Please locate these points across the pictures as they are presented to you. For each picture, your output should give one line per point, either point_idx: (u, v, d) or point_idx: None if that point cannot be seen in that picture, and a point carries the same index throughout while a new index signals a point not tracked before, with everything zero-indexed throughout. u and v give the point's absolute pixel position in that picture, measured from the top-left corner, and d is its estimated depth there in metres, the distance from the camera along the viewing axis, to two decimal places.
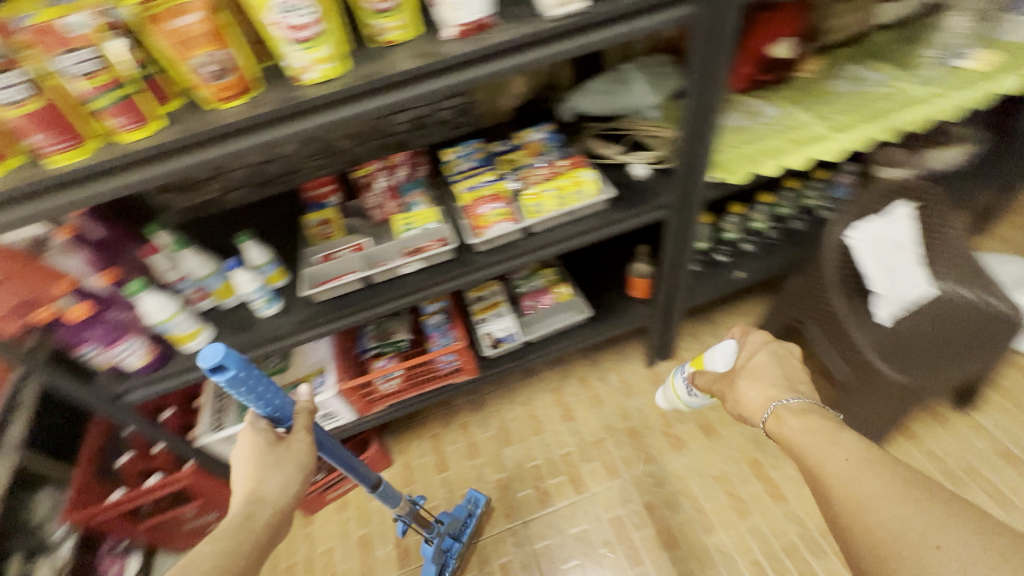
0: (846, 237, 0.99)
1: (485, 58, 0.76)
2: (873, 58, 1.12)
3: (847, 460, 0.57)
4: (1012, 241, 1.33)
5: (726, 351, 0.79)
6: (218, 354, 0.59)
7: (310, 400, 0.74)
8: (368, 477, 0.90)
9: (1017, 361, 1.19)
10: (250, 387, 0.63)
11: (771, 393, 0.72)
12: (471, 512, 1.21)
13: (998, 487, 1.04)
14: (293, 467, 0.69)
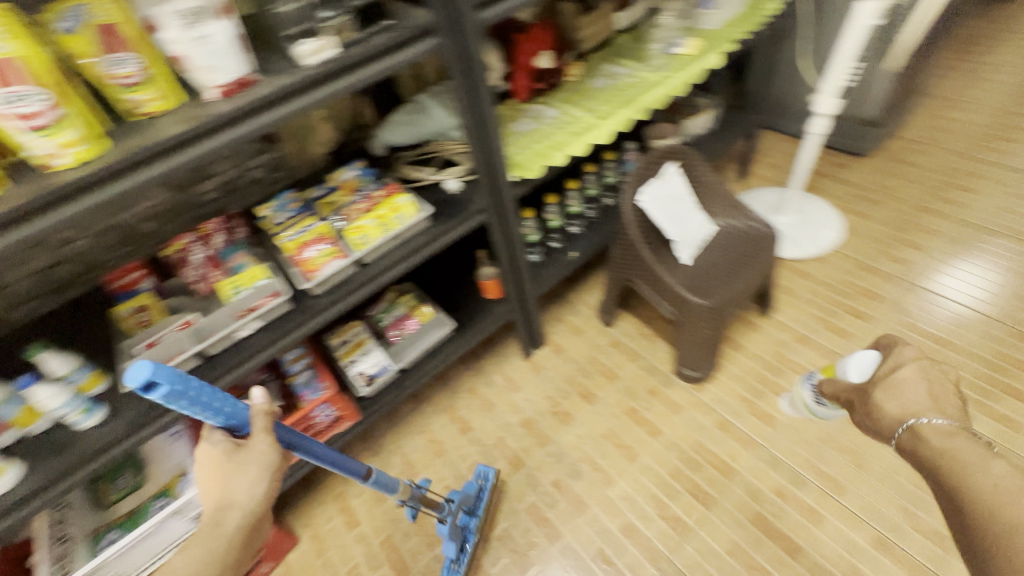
0: (638, 202, 1.21)
1: (260, 112, 0.67)
2: (618, 57, 1.36)
3: (994, 483, 0.59)
4: (756, 179, 1.76)
5: (864, 361, 0.88)
6: (144, 372, 0.48)
7: (268, 404, 0.65)
8: (358, 468, 0.82)
9: (789, 264, 1.55)
10: (194, 402, 0.53)
11: (915, 409, 0.74)
12: (481, 486, 1.17)
13: (804, 365, 1.32)
14: (258, 470, 0.63)
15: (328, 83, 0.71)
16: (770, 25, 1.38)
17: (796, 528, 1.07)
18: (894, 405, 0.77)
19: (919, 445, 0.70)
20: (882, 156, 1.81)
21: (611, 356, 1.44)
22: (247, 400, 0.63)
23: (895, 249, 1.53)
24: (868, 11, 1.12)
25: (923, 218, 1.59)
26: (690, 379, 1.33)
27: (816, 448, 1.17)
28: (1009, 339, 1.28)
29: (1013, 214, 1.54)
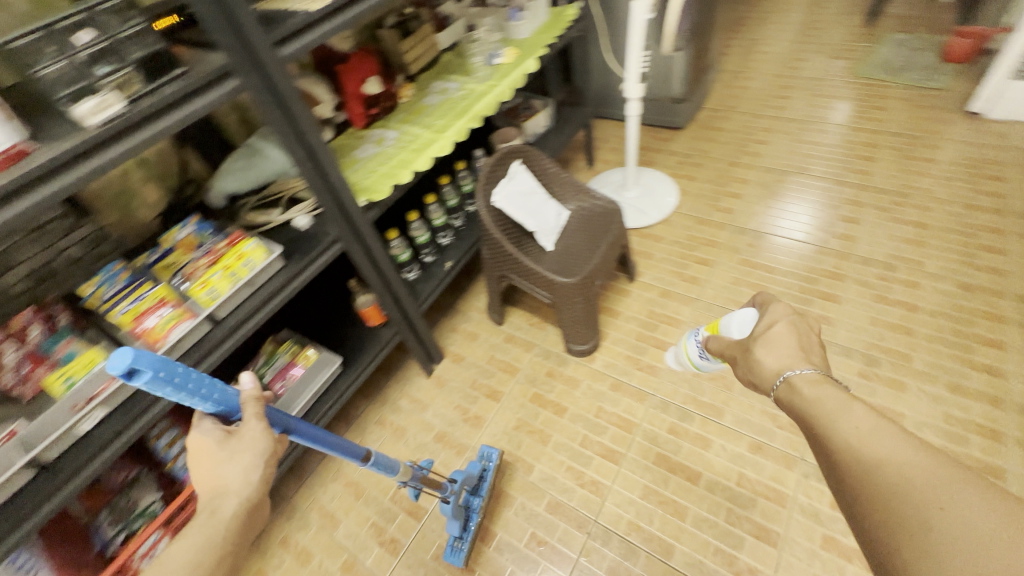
0: (492, 201, 1.29)
1: (43, 180, 0.62)
2: (447, 73, 1.43)
3: (857, 429, 0.53)
4: (601, 164, 1.95)
5: (745, 319, 0.83)
6: (124, 359, 0.47)
7: (259, 390, 0.63)
8: (357, 450, 0.81)
9: (642, 232, 1.74)
10: (182, 388, 0.52)
11: (787, 362, 0.67)
12: (484, 466, 1.20)
13: (671, 315, 1.49)
14: (251, 456, 0.60)
15: (123, 139, 0.67)
16: (574, 29, 1.56)
17: (691, 457, 1.20)
18: (770, 358, 0.69)
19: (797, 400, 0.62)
20: (696, 126, 2.11)
21: (507, 351, 1.50)
22: (238, 386, 0.61)
23: (720, 201, 1.79)
24: (640, 7, 1.30)
25: (736, 171, 1.88)
26: (581, 353, 1.43)
27: (693, 382, 1.33)
28: (813, 254, 1.55)
29: (799, 155, 1.88)
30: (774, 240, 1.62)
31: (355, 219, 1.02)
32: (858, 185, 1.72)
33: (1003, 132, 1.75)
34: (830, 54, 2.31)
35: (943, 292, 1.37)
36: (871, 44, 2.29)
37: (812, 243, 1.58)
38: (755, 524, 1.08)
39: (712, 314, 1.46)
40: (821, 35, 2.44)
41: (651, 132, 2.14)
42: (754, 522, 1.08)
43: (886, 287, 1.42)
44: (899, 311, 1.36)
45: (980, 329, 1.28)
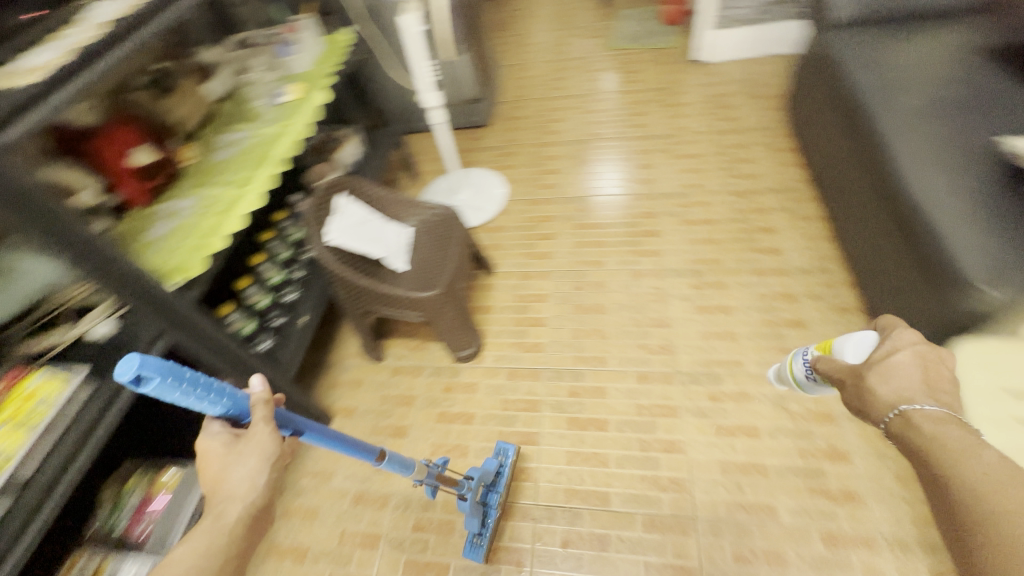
0: (326, 241, 1.24)
1: None
2: (230, 123, 1.32)
3: (986, 476, 0.54)
4: (426, 176, 1.99)
5: (863, 342, 0.76)
6: (132, 365, 0.45)
7: (268, 393, 0.60)
8: (370, 449, 0.81)
9: (486, 227, 1.82)
10: (191, 394, 0.50)
11: (907, 394, 0.66)
12: (502, 462, 1.18)
13: (537, 292, 1.59)
14: (256, 459, 0.58)
15: None
16: (353, 52, 1.55)
17: (596, 409, 1.30)
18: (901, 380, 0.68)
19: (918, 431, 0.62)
20: (500, 120, 2.26)
21: (397, 383, 1.45)
22: (247, 388, 0.59)
23: (542, 179, 1.95)
24: (410, 20, 1.32)
25: (546, 150, 2.06)
26: (469, 357, 1.44)
27: (574, 344, 1.43)
28: (628, 202, 1.78)
29: (590, 124, 2.13)
30: (597, 199, 1.82)
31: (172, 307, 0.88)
32: (641, 137, 2.02)
33: (721, 71, 2.22)
34: (585, 35, 2.66)
35: (726, 202, 1.70)
36: (611, 22, 2.70)
37: (625, 193, 1.82)
38: (662, 441, 1.22)
39: (570, 279, 1.59)
40: (572, 21, 2.80)
41: (461, 135, 2.24)
42: (662, 440, 1.22)
43: (688, 212, 1.70)
44: (702, 228, 1.64)
45: (757, 222, 1.62)
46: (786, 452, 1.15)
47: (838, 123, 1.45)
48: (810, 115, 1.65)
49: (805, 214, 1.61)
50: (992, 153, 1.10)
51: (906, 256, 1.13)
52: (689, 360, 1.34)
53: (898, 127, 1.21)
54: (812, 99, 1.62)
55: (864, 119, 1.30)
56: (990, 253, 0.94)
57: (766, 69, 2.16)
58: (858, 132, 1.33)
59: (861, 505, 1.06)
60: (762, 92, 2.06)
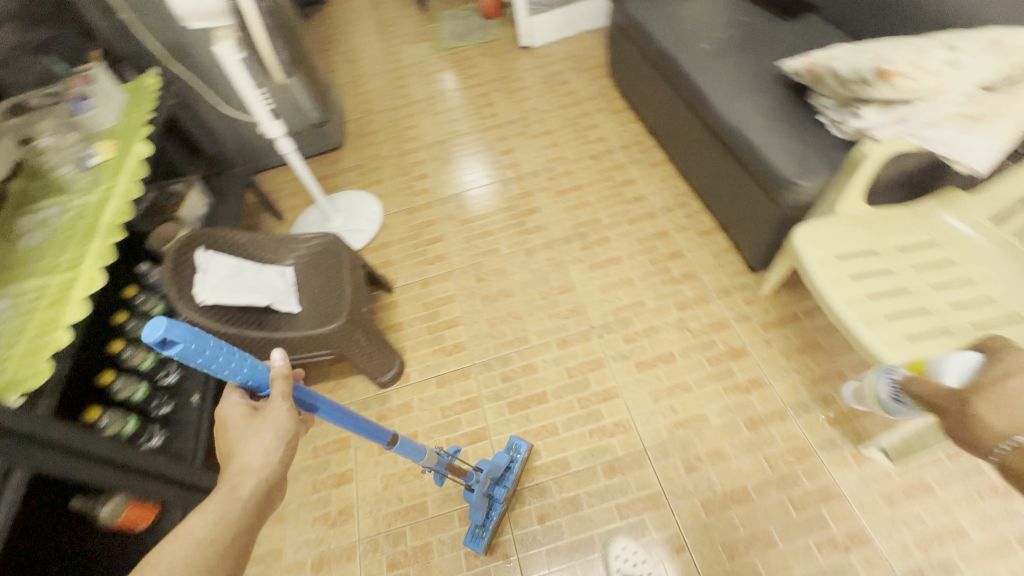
0: (199, 301, 1.10)
1: None
2: (30, 203, 1.09)
3: None
4: (291, 212, 1.86)
5: (966, 364, 0.72)
6: (159, 328, 0.53)
7: (287, 368, 0.66)
8: (382, 433, 0.85)
9: (371, 246, 1.76)
10: (210, 359, 0.57)
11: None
12: (513, 458, 1.18)
13: (442, 294, 1.58)
14: (272, 435, 0.64)
15: None
16: (165, 96, 1.40)
17: (532, 385, 1.34)
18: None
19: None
20: (353, 138, 2.19)
21: (325, 430, 1.35)
22: (268, 363, 0.65)
23: (414, 187, 1.93)
24: (227, 49, 1.20)
25: (410, 158, 2.05)
26: (393, 380, 1.39)
27: (493, 333, 1.46)
28: (502, 188, 1.85)
29: (445, 124, 2.16)
30: (473, 192, 1.86)
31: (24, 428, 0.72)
32: (496, 126, 2.10)
33: (548, 52, 2.38)
34: (413, 41, 2.68)
35: (587, 166, 1.84)
36: (435, 25, 2.75)
37: (498, 180, 1.88)
38: (598, 393, 1.30)
39: (470, 273, 1.61)
40: (397, 30, 2.80)
41: (316, 162, 2.12)
42: (597, 392, 1.30)
43: (557, 183, 1.81)
44: (574, 194, 1.76)
45: (618, 177, 1.78)
46: (699, 364, 1.30)
47: (658, 77, 1.65)
48: (632, 75, 1.85)
49: (653, 161, 1.80)
50: (774, 75, 1.34)
51: (738, 173, 1.33)
52: (599, 314, 1.44)
53: (702, 70, 1.42)
54: (631, 62, 1.82)
55: (675, 68, 1.49)
56: (794, 154, 1.16)
57: (585, 44, 2.37)
58: (674, 80, 1.52)
59: (765, 387, 1.24)
60: (588, 65, 2.26)
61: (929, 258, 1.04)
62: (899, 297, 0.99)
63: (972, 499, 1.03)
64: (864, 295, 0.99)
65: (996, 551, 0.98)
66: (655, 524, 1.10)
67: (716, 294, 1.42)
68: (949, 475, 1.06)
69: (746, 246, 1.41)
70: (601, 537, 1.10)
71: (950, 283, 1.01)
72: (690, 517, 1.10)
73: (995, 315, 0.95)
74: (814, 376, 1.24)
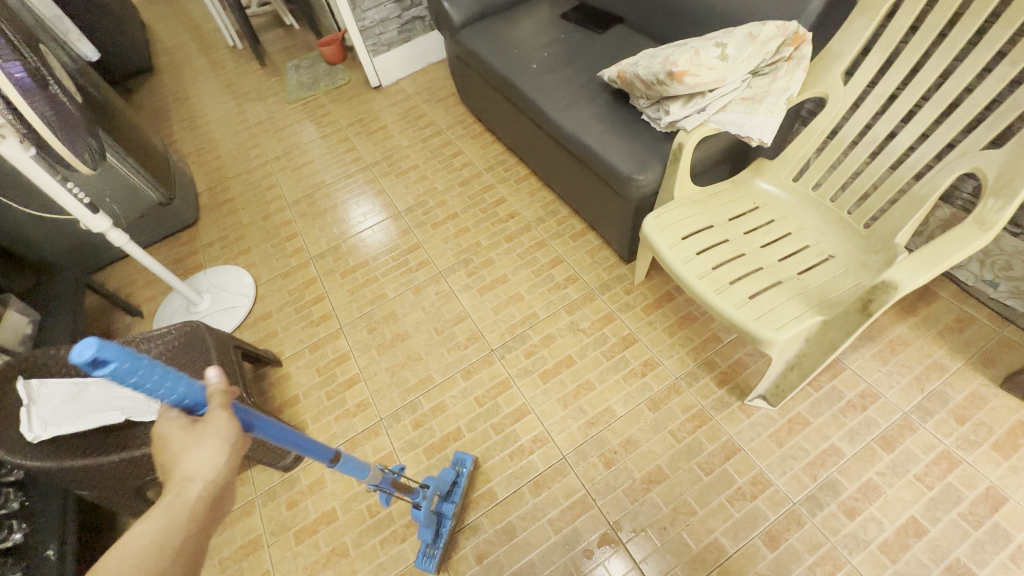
0: (31, 437, 0.94)
1: None
2: None
3: None
4: (148, 304, 1.68)
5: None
6: (90, 347, 0.46)
7: (225, 384, 0.58)
8: (323, 451, 0.77)
9: (247, 322, 1.63)
10: (146, 380, 0.50)
11: None
12: (460, 471, 1.17)
13: (336, 354, 1.50)
14: (217, 441, 0.54)
15: None
16: None
17: (445, 424, 1.31)
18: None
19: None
20: (208, 210, 2.03)
21: (230, 536, 1.20)
22: (204, 381, 0.57)
23: (286, 248, 1.82)
24: (14, 148, 1.06)
25: (276, 218, 1.94)
26: (296, 460, 1.26)
27: (396, 381, 1.41)
28: (380, 231, 1.81)
29: (308, 177, 2.08)
30: (361, 234, 1.82)
31: None
32: (362, 170, 2.06)
33: (400, 89, 2.40)
34: (259, 98, 2.56)
35: (458, 194, 1.87)
36: (279, 78, 2.65)
37: (385, 218, 1.85)
38: (510, 414, 1.30)
39: (361, 326, 1.55)
40: (238, 88, 2.66)
41: (169, 243, 1.93)
42: (510, 414, 1.30)
43: (431, 216, 1.81)
44: (451, 223, 1.77)
45: (490, 198, 1.83)
46: (597, 360, 1.36)
47: (503, 100, 1.73)
48: (481, 100, 1.92)
49: (518, 177, 1.87)
50: (598, 84, 1.46)
51: (590, 177, 1.43)
52: (497, 335, 1.45)
53: (538, 88, 1.51)
54: (477, 89, 1.89)
55: (513, 90, 1.58)
56: (629, 153, 1.26)
57: (435, 76, 2.42)
58: (516, 100, 1.60)
59: (658, 367, 1.32)
60: (440, 96, 2.31)
61: (754, 222, 1.18)
62: (736, 262, 1.10)
63: (839, 419, 1.17)
64: (710, 267, 1.10)
65: (865, 458, 1.12)
66: (587, 528, 1.12)
67: (598, 290, 1.50)
68: (817, 403, 1.20)
69: (614, 242, 1.51)
70: (541, 558, 1.09)
71: (774, 240, 1.15)
72: (617, 508, 1.13)
73: (812, 259, 1.11)
74: (696, 346, 1.35)
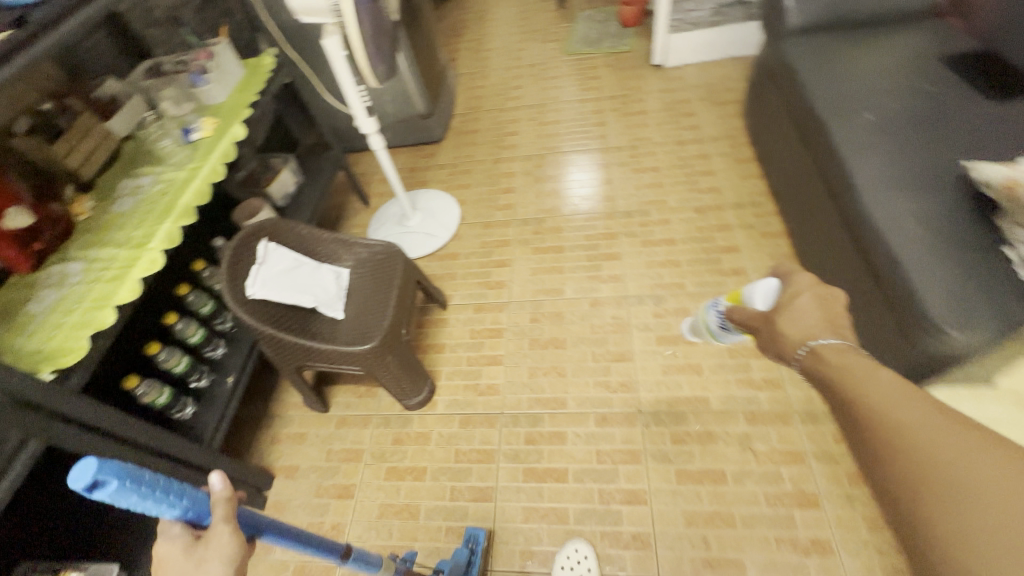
0: (249, 295, 1.12)
1: None
2: (134, 166, 1.18)
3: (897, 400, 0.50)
4: (377, 199, 1.90)
5: (769, 289, 0.74)
6: (89, 466, 0.39)
7: (232, 492, 0.48)
8: (332, 546, 0.67)
9: (437, 254, 1.72)
10: (146, 500, 0.41)
11: (814, 332, 0.63)
12: (472, 549, 1.07)
13: (490, 326, 1.49)
14: (218, 566, 0.44)
15: None
16: (277, 77, 1.44)
17: (555, 457, 1.21)
18: (793, 327, 0.65)
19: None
20: (454, 134, 2.15)
21: (344, 435, 1.34)
22: (207, 486, 0.48)
23: (498, 200, 1.84)
24: (334, 44, 1.18)
25: (502, 166, 1.96)
26: (419, 405, 1.34)
27: (531, 384, 1.34)
28: (587, 222, 1.70)
29: (548, 137, 2.04)
30: (573, 215, 1.73)
31: (33, 408, 0.75)
32: (602, 150, 1.93)
33: (681, 75, 2.13)
34: (542, 40, 2.55)
35: (686, 219, 1.62)
36: (568, 24, 2.59)
37: (597, 212, 1.72)
38: (624, 492, 1.14)
39: (527, 310, 1.50)
40: (528, 24, 2.69)
41: (413, 152, 2.12)
42: (624, 491, 1.14)
43: (647, 231, 1.62)
44: (663, 248, 1.56)
45: (720, 241, 1.55)
46: (753, 498, 1.08)
47: (798, 139, 1.38)
48: (770, 125, 1.58)
49: (767, 230, 1.55)
50: (953, 175, 1.04)
51: (871, 286, 1.07)
52: (651, 398, 1.26)
53: (857, 147, 1.15)
54: (773, 112, 1.55)
55: (821, 137, 1.23)
56: (955, 293, 0.88)
57: (728, 73, 2.09)
58: (817, 150, 1.26)
59: (832, 557, 1.00)
60: (722, 99, 1.99)
61: None
62: None
63: None
64: None
65: None
66: None
67: (800, 416, 1.17)
68: None
69: None
70: None
71: None
72: None
73: None
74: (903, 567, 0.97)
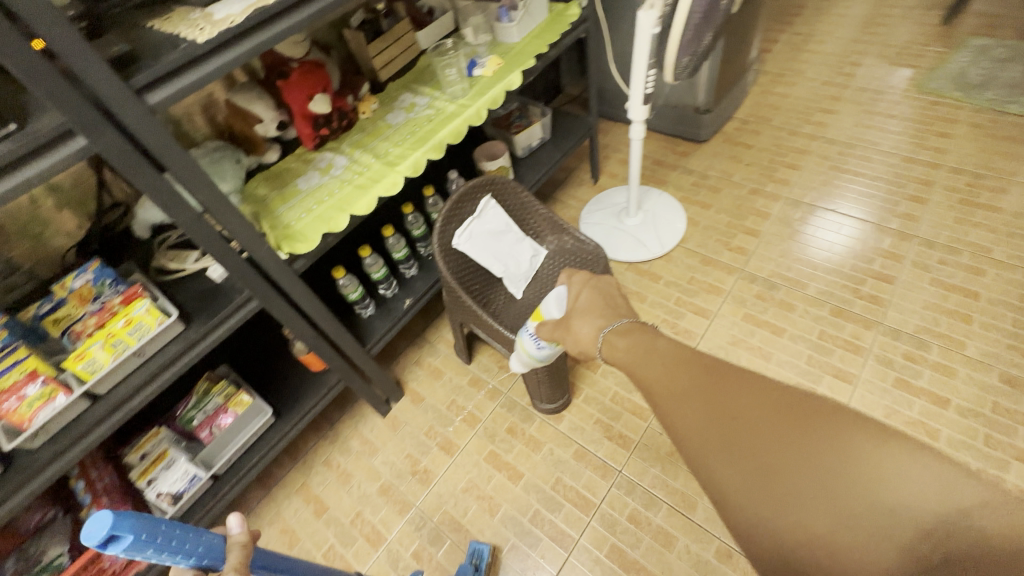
0: (453, 243, 1.14)
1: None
2: (418, 82, 1.25)
3: (658, 362, 0.63)
4: (607, 178, 1.78)
5: (558, 295, 0.95)
6: (104, 524, 0.45)
7: (245, 537, 0.57)
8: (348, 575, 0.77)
9: (638, 265, 1.55)
10: (160, 550, 0.49)
11: (604, 323, 0.80)
12: (478, 565, 1.07)
13: None
14: None
15: None
16: (575, 30, 1.35)
17: (650, 555, 1.06)
18: (586, 329, 0.82)
19: (608, 350, 0.76)
20: (721, 139, 1.85)
21: (472, 395, 1.37)
22: (224, 529, 0.56)
23: (733, 237, 1.56)
24: (649, 19, 1.03)
25: (757, 200, 1.64)
26: (548, 412, 1.28)
27: (666, 463, 1.17)
28: (831, 316, 1.33)
29: (832, 186, 1.62)
30: (815, 298, 1.37)
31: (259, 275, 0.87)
32: (900, 233, 1.46)
33: None
34: (895, 59, 1.96)
35: (980, 385, 1.16)
36: (946, 49, 1.93)
37: (850, 309, 1.33)
38: None
39: None
40: (885, 33, 2.08)
41: (668, 143, 1.89)
42: None
43: (911, 370, 1.21)
44: (921, 405, 1.15)
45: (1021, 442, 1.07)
46: None
47: None
48: None
49: None
50: None
51: None
52: None
53: None
54: None
55: None
56: None
57: None
58: None
59: None
60: None
61: None
62: None
63: None
64: None
65: None
66: None
67: None
68: None
69: None
70: None
71: None
72: None
73: None
74: None
